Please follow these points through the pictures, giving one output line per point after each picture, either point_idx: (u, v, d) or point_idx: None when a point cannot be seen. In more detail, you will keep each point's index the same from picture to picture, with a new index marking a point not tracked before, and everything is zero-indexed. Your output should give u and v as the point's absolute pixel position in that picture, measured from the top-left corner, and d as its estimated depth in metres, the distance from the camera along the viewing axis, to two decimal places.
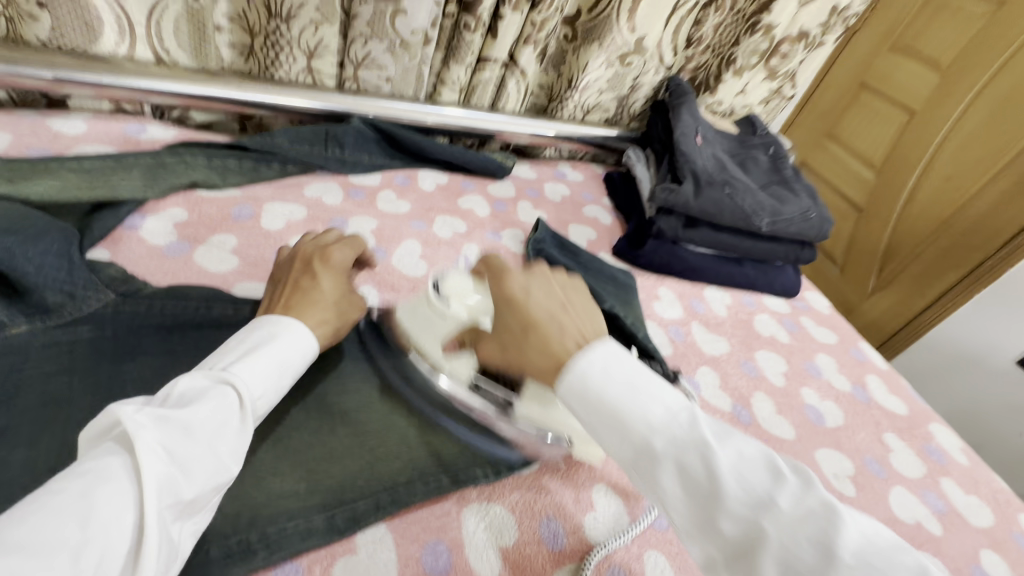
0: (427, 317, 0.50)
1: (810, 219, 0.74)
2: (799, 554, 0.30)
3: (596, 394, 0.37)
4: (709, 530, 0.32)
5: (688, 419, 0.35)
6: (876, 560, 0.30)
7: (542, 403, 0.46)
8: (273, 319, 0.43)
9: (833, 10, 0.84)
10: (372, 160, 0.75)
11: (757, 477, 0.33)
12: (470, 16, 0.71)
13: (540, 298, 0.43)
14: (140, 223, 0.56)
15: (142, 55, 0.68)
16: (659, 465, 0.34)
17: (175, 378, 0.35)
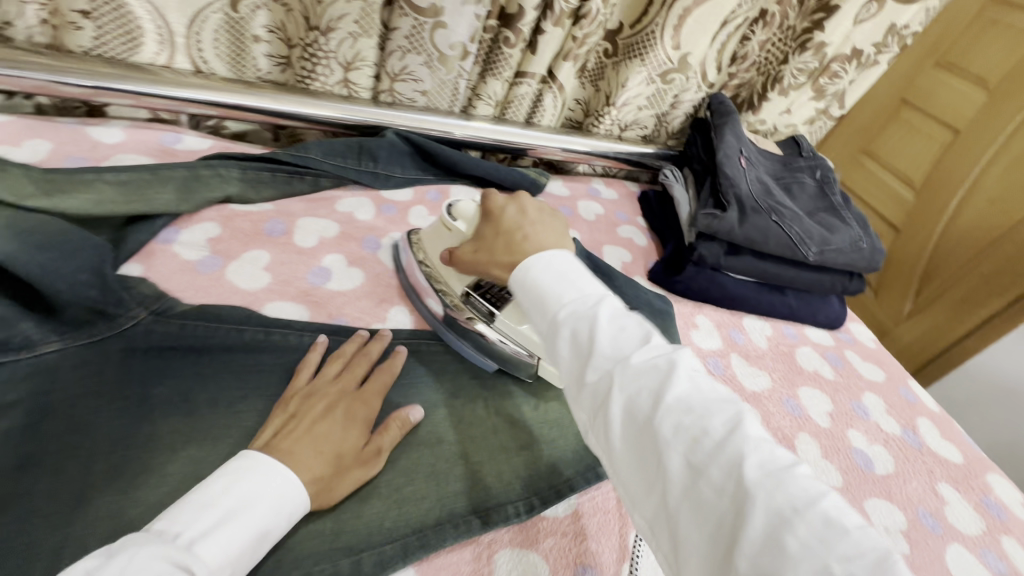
0: (438, 232, 0.58)
1: (861, 248, 0.71)
2: (638, 402, 0.33)
3: (530, 279, 0.41)
4: (578, 385, 0.36)
5: (594, 300, 0.39)
6: (697, 405, 0.32)
7: (519, 317, 0.52)
8: (262, 467, 0.36)
9: (889, 29, 0.80)
10: (405, 174, 0.74)
11: (630, 342, 0.36)
12: (511, 31, 0.70)
13: (513, 215, 0.50)
14: (175, 236, 0.55)
15: (181, 64, 0.67)
16: (556, 333, 0.38)
17: (129, 555, 0.29)
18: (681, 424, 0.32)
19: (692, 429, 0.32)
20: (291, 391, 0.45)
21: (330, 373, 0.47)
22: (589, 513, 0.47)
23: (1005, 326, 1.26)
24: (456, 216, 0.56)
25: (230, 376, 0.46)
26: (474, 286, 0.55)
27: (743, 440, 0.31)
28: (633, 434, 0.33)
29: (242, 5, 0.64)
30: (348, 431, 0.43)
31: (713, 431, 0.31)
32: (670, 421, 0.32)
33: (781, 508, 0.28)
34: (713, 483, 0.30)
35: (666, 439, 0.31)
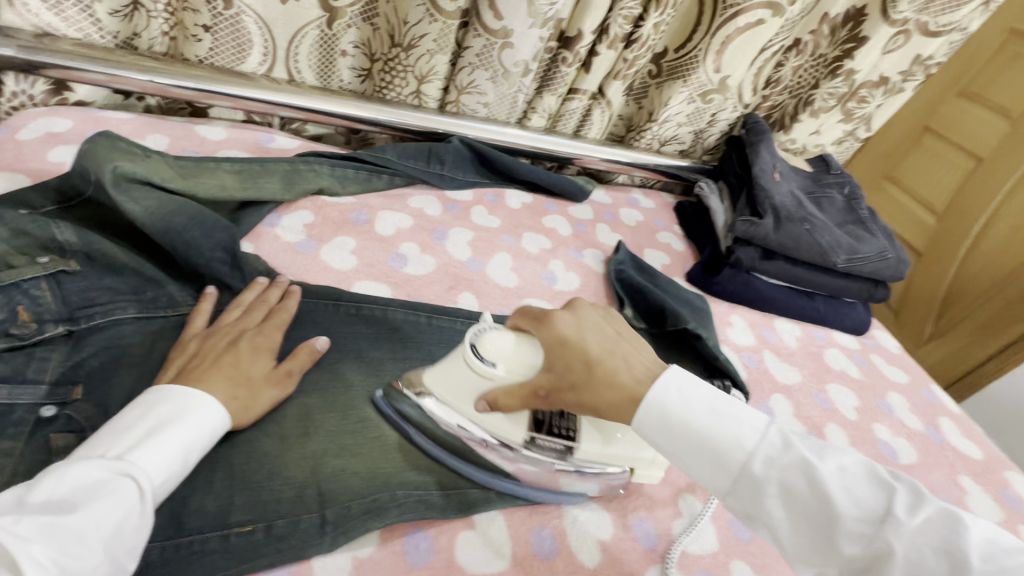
0: (466, 378, 0.46)
1: (887, 257, 0.76)
2: (924, 559, 0.33)
3: (695, 432, 0.40)
4: (833, 551, 0.35)
5: (783, 445, 0.38)
6: (1006, 560, 0.32)
7: (603, 437, 0.47)
8: (177, 392, 0.39)
9: (915, 59, 0.86)
10: (466, 177, 0.81)
11: (864, 490, 0.36)
12: (569, 51, 0.78)
13: (597, 342, 0.43)
14: (277, 221, 0.63)
15: (278, 73, 0.76)
16: (763, 492, 0.38)
17: (59, 472, 0.31)
18: None
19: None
20: (184, 338, 0.46)
21: (229, 319, 0.48)
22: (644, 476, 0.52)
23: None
24: (490, 355, 0.46)
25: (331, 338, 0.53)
26: (533, 424, 0.46)
27: None
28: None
29: (336, 24, 0.73)
30: (256, 359, 0.45)
31: None
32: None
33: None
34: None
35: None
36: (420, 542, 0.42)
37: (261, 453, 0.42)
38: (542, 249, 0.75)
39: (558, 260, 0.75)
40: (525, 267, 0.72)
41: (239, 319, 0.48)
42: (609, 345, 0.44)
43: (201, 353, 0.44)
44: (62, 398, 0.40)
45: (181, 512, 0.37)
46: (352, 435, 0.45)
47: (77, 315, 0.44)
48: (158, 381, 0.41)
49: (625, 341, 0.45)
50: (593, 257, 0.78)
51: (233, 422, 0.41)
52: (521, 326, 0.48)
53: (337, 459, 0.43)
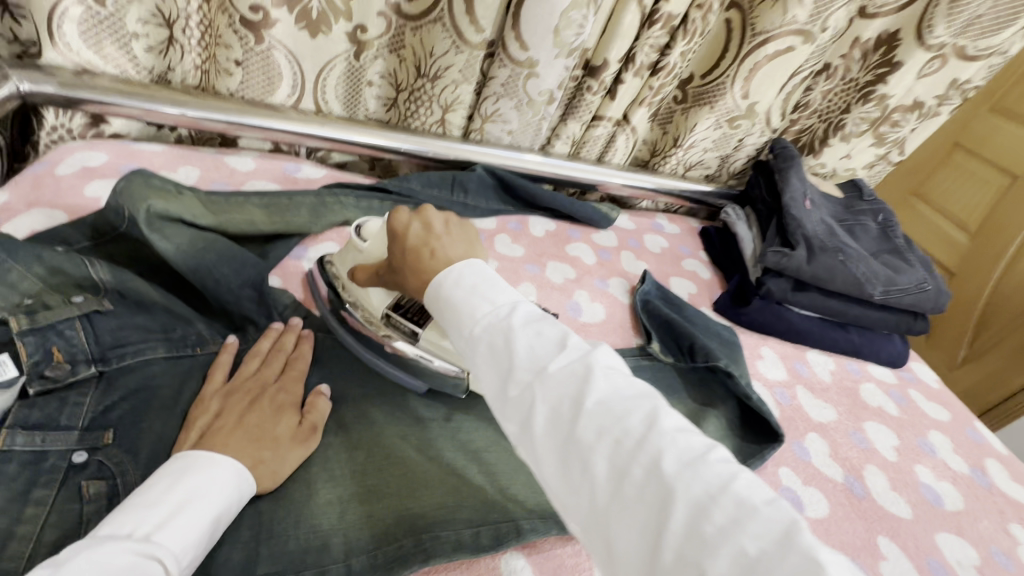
0: (348, 254, 0.55)
1: (926, 289, 0.73)
2: (562, 406, 0.33)
3: (445, 298, 0.39)
4: (501, 397, 0.35)
5: (505, 313, 0.37)
6: (617, 406, 0.32)
7: (443, 334, 0.51)
8: (205, 461, 0.37)
9: (952, 83, 0.83)
10: (489, 206, 0.81)
11: (547, 348, 0.35)
12: (594, 80, 0.77)
13: (417, 233, 0.43)
14: (303, 254, 0.63)
15: (306, 104, 0.77)
16: (474, 349, 0.37)
17: (85, 556, 0.29)
18: (606, 426, 0.32)
19: (610, 429, 0.32)
20: (203, 396, 0.44)
21: (248, 371, 0.47)
22: None
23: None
24: (365, 235, 0.53)
25: (356, 375, 0.53)
26: (394, 306, 0.53)
27: (662, 437, 0.31)
28: (561, 445, 0.33)
29: (364, 56, 0.74)
30: (278, 417, 0.44)
31: (631, 430, 0.31)
32: (592, 424, 0.32)
33: (699, 497, 0.28)
34: (636, 482, 0.30)
35: (589, 443, 0.31)
36: None
37: (288, 498, 0.41)
38: (567, 279, 0.74)
39: (583, 289, 0.74)
40: (549, 298, 0.71)
41: (256, 371, 0.47)
42: (428, 236, 0.43)
43: (223, 415, 0.42)
44: (93, 443, 0.40)
45: (208, 563, 0.37)
46: (377, 476, 0.45)
47: (109, 356, 0.44)
48: (178, 449, 0.39)
49: (454, 233, 0.44)
50: (618, 286, 0.76)
51: (261, 487, 0.40)
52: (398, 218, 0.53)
53: (363, 505, 0.43)
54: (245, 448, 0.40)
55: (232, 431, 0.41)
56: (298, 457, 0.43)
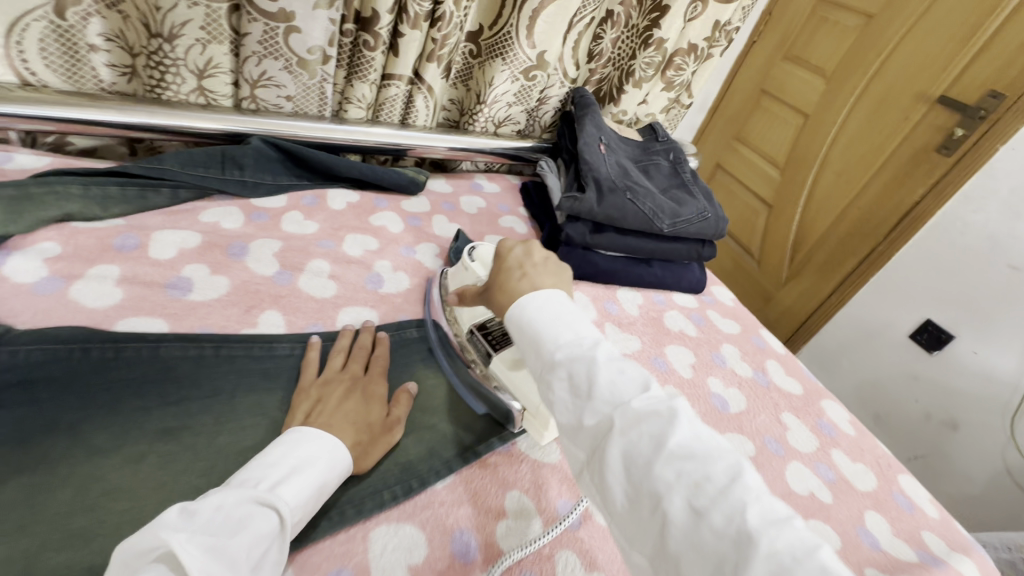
0: (459, 270, 0.63)
1: (706, 218, 0.80)
2: (638, 443, 0.35)
3: (526, 319, 0.43)
4: (578, 426, 0.38)
5: (588, 344, 0.41)
6: (698, 452, 0.34)
7: (511, 364, 0.55)
8: (316, 436, 0.43)
9: (715, 25, 0.91)
10: (277, 181, 0.72)
11: (627, 385, 0.38)
12: (369, 34, 0.72)
13: (517, 257, 0.52)
14: (3, 260, 0.51)
15: (3, 77, 0.61)
16: (553, 374, 0.40)
17: (222, 496, 0.35)
18: (680, 468, 0.33)
19: (686, 470, 0.33)
20: (301, 386, 0.50)
21: (336, 366, 0.53)
22: (467, 480, 0.50)
23: (866, 280, 1.48)
24: (476, 257, 0.61)
25: (71, 396, 0.43)
26: (480, 327, 0.59)
27: (741, 488, 0.33)
28: (634, 481, 0.34)
29: (69, 12, 0.60)
30: None
31: (711, 477, 0.33)
32: (669, 464, 0.34)
33: (781, 557, 0.30)
34: (714, 526, 0.31)
35: (666, 484, 0.33)
36: None
37: None
38: (367, 251, 0.70)
39: (385, 260, 0.70)
40: (346, 271, 0.66)
41: None
42: (525, 262, 0.51)
43: None
44: None
45: None
46: (87, 516, 0.37)
47: None
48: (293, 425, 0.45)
49: (544, 267, 0.51)
50: (427, 252, 0.74)
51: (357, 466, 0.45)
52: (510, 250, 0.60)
53: (62, 550, 0.35)
54: (347, 433, 0.46)
55: (333, 415, 0.47)
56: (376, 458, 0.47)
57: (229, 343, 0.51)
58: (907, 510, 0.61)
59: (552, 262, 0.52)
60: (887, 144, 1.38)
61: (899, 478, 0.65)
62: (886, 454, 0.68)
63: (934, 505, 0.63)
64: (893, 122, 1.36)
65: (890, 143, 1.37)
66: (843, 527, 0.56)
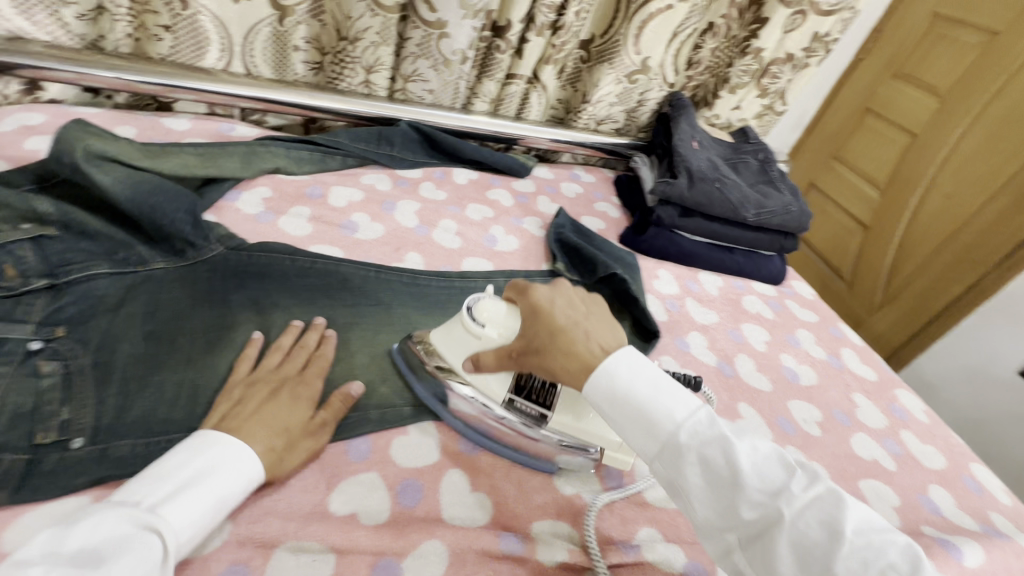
0: (460, 337, 0.53)
1: (791, 211, 0.86)
2: (809, 533, 0.35)
3: (630, 397, 0.42)
4: (729, 516, 0.38)
5: (708, 420, 0.40)
6: (871, 535, 0.35)
7: (575, 414, 0.50)
8: (220, 444, 0.40)
9: (814, 36, 0.97)
10: (415, 158, 0.88)
11: (771, 470, 0.38)
12: (501, 40, 0.86)
13: (563, 310, 0.48)
14: (237, 197, 0.69)
15: (236, 68, 0.83)
16: (682, 457, 0.39)
17: (96, 520, 0.33)
18: (864, 555, 0.34)
19: (869, 558, 0.34)
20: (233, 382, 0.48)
21: (272, 363, 0.50)
22: None
23: (970, 309, 1.41)
24: (483, 320, 0.52)
25: (285, 288, 0.59)
26: (514, 388, 0.51)
27: (926, 570, 0.34)
28: (802, 565, 0.35)
29: (287, 21, 0.80)
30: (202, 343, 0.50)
31: (896, 564, 0.34)
32: (850, 554, 0.34)
33: None
34: None
35: (851, 571, 0.34)
36: (359, 446, 0.49)
37: (224, 376, 0.49)
38: (484, 217, 0.83)
39: (499, 225, 0.83)
40: (468, 230, 0.80)
41: (280, 363, 0.50)
42: (576, 315, 0.48)
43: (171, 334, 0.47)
44: (47, 334, 0.46)
45: (151, 419, 0.45)
46: None
47: (57, 271, 0.50)
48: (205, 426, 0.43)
49: (596, 316, 0.48)
50: (533, 223, 0.86)
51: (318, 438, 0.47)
52: (513, 296, 0.53)
53: None
54: (261, 435, 0.43)
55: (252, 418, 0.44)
56: (298, 465, 0.45)
57: (386, 269, 0.66)
58: (975, 492, 0.64)
59: (594, 306, 0.50)
60: (1005, 167, 1.33)
61: (971, 465, 0.67)
62: (959, 442, 0.70)
63: (1007, 493, 0.65)
64: (1015, 144, 1.31)
65: (1009, 166, 1.32)
66: (904, 491, 0.61)
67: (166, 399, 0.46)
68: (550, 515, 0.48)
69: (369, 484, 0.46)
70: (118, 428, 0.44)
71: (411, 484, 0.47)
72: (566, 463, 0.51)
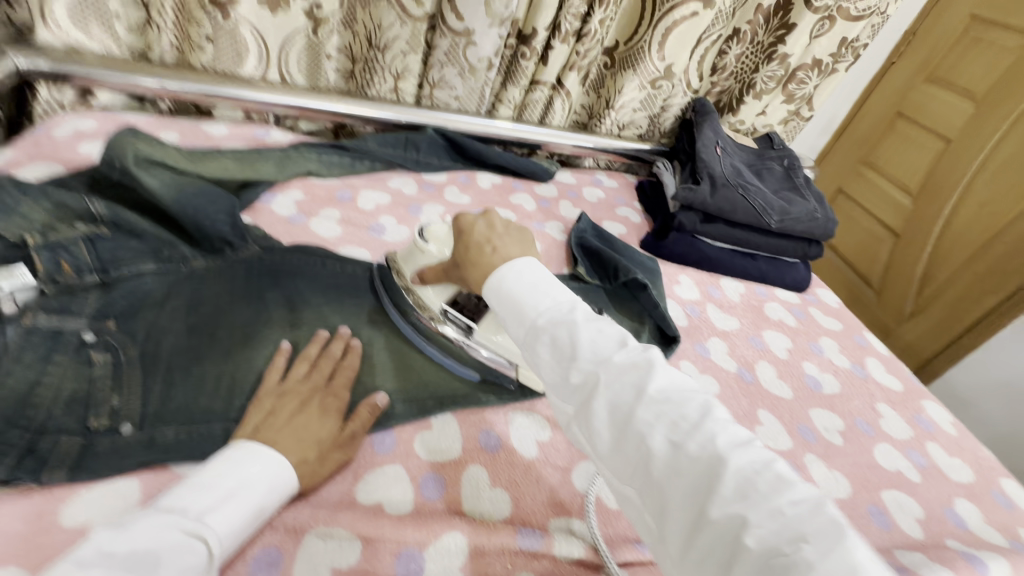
0: (412, 253, 0.61)
1: (816, 217, 0.86)
2: (620, 393, 0.37)
3: (509, 289, 0.45)
4: (564, 383, 0.40)
5: (569, 309, 0.43)
6: (673, 394, 0.37)
7: (494, 328, 0.57)
8: (261, 456, 0.42)
9: (842, 41, 0.96)
10: (441, 162, 0.91)
11: (608, 346, 0.40)
12: (527, 47, 0.88)
13: (482, 230, 0.51)
14: (272, 199, 0.73)
15: (272, 76, 0.86)
16: (538, 338, 0.42)
17: (149, 526, 0.34)
18: (664, 409, 0.36)
19: (665, 412, 0.36)
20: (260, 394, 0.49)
21: (299, 374, 0.51)
22: None
23: (1005, 320, 1.37)
24: (429, 238, 0.60)
25: (316, 287, 0.62)
26: (451, 302, 0.59)
27: (713, 421, 0.35)
28: (618, 426, 0.37)
29: (321, 32, 0.84)
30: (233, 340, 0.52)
31: (686, 414, 0.36)
32: (649, 408, 0.36)
33: (745, 471, 0.32)
34: (691, 454, 0.34)
35: (647, 423, 0.36)
36: (384, 439, 0.51)
37: (260, 370, 0.52)
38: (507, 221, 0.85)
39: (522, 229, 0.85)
40: None
41: (307, 375, 0.51)
42: (490, 233, 0.51)
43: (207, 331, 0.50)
44: (100, 327, 0.50)
45: (192, 409, 0.48)
46: None
47: (109, 268, 0.53)
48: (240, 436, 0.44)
49: (511, 235, 0.51)
50: (555, 228, 0.87)
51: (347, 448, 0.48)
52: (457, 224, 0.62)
53: None
54: (292, 450, 0.44)
55: (281, 431, 0.45)
56: (327, 472, 0.46)
57: None
58: (1004, 507, 0.62)
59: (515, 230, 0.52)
60: None
61: (1001, 480, 0.66)
62: (988, 456, 0.69)
63: None
64: None
65: None
66: (929, 504, 0.60)
67: (207, 390, 0.49)
68: (568, 513, 0.49)
69: (395, 477, 0.48)
70: (163, 416, 0.46)
71: (434, 477, 0.49)
72: (485, 373, 0.58)
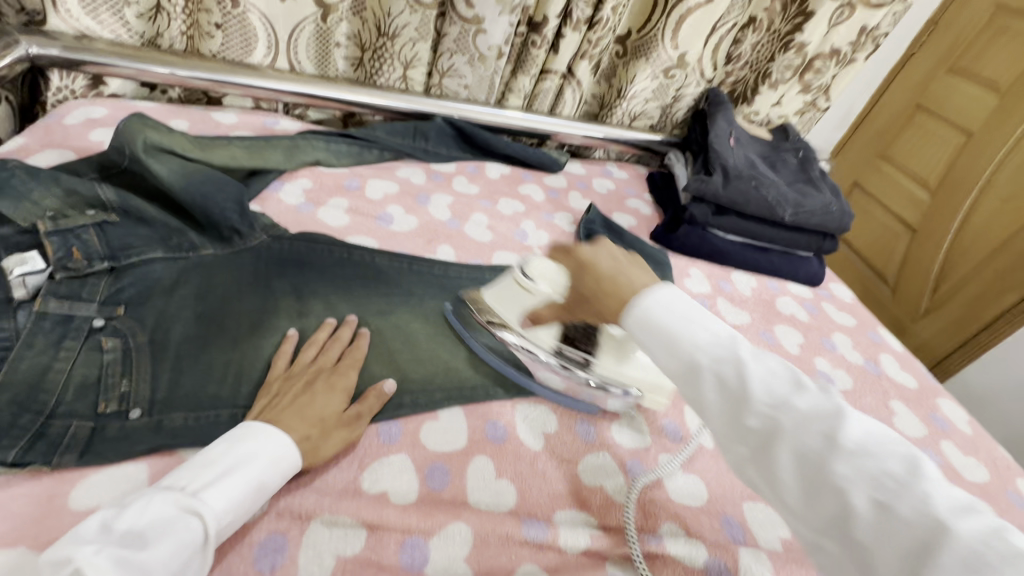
0: (515, 293, 0.59)
1: (831, 210, 0.84)
2: (809, 441, 0.33)
3: (658, 323, 0.39)
4: (735, 426, 0.36)
5: (729, 341, 0.38)
6: (873, 446, 0.33)
7: (616, 357, 0.56)
8: (260, 434, 0.42)
9: (862, 30, 0.93)
10: (449, 152, 0.90)
11: (783, 387, 0.36)
12: (537, 35, 0.87)
13: (608, 262, 0.44)
14: (280, 187, 0.72)
15: (281, 65, 0.86)
16: (699, 377, 0.37)
17: (146, 503, 0.35)
18: (863, 464, 0.32)
19: (866, 468, 0.32)
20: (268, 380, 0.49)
21: (306, 358, 0.51)
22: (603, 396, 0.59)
23: None
24: (534, 276, 0.57)
25: (324, 275, 0.61)
26: (564, 339, 0.58)
27: (926, 481, 0.31)
28: (808, 477, 0.33)
29: (330, 19, 0.83)
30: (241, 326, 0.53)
31: (892, 471, 0.32)
32: (846, 461, 0.32)
33: (972, 542, 0.28)
34: (905, 518, 0.30)
35: (846, 478, 0.32)
36: (390, 429, 0.51)
37: (266, 357, 0.52)
38: (516, 212, 0.84)
39: (530, 220, 0.84)
40: (500, 224, 0.81)
41: (314, 358, 0.52)
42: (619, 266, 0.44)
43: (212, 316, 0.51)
44: (109, 312, 0.50)
45: (199, 395, 0.48)
46: None
47: (119, 255, 0.53)
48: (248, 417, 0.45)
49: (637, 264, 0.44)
50: (564, 219, 0.87)
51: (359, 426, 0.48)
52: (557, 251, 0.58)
53: None
54: (297, 426, 0.44)
55: (285, 410, 0.45)
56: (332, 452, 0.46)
57: (418, 261, 0.68)
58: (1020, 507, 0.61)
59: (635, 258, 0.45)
60: None
61: (1018, 480, 0.64)
62: (1005, 456, 0.67)
63: None
64: None
65: None
66: None
67: (214, 376, 0.49)
68: (573, 506, 0.49)
69: (400, 466, 0.48)
70: (171, 402, 0.47)
71: (439, 467, 0.49)
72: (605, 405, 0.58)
